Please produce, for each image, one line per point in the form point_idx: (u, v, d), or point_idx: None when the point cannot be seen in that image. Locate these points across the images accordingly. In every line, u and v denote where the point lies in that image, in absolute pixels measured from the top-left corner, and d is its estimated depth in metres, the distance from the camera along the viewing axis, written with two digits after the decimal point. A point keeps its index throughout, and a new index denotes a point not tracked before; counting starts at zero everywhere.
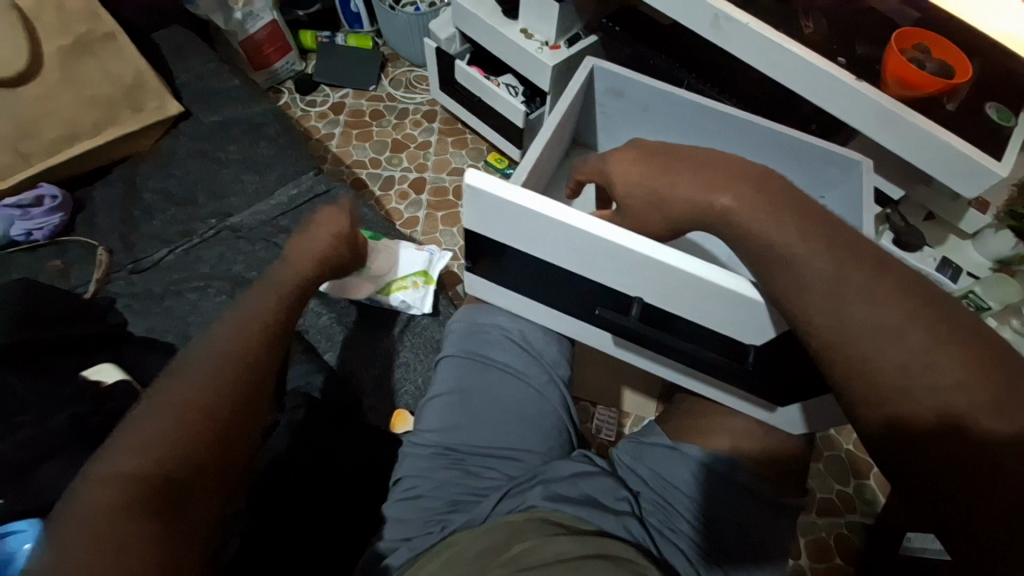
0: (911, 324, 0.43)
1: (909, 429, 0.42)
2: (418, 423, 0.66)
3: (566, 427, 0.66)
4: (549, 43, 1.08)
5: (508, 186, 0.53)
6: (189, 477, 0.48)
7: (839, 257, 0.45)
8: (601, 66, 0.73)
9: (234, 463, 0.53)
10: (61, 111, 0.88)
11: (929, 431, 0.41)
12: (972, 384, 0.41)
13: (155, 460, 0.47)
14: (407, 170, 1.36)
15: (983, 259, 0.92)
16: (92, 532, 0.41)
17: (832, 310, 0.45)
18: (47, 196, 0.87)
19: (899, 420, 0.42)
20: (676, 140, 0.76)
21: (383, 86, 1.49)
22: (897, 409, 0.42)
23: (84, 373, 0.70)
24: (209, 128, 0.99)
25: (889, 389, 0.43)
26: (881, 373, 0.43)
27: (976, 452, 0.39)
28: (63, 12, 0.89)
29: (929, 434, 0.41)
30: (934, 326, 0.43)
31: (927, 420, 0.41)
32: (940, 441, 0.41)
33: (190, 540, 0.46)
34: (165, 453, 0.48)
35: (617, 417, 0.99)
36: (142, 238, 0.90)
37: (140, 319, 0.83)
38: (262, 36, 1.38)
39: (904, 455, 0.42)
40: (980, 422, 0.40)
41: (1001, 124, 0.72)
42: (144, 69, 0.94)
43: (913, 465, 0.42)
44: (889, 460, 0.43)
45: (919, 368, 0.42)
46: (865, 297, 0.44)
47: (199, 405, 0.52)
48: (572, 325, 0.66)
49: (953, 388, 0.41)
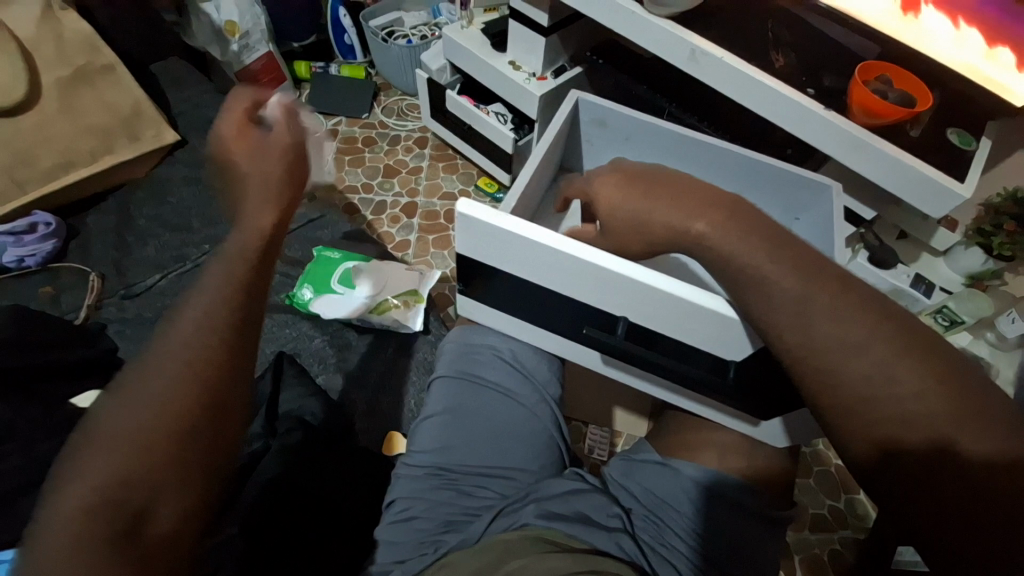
0: (880, 337, 0.45)
1: (887, 439, 0.44)
2: (411, 445, 0.66)
3: (557, 445, 0.67)
4: (537, 74, 1.13)
5: (496, 212, 0.56)
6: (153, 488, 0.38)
7: (810, 276, 0.48)
8: (585, 98, 0.76)
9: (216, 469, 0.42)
10: (59, 139, 0.90)
11: (907, 440, 0.43)
12: (940, 393, 0.43)
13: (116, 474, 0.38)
14: (399, 195, 1.39)
15: (956, 275, 0.95)
16: (54, 571, 0.34)
17: (806, 326, 0.47)
18: (41, 223, 0.88)
19: (877, 429, 0.44)
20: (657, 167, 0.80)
21: (376, 114, 1.54)
22: (870, 419, 0.45)
23: (73, 400, 0.70)
24: (205, 155, 1.01)
25: (866, 400, 0.45)
26: (856, 384, 0.45)
27: (949, 461, 0.41)
28: (64, 45, 0.92)
29: (898, 442, 0.43)
30: (900, 338, 0.45)
31: (902, 428, 0.43)
32: (916, 449, 0.43)
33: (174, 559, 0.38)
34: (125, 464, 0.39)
35: (609, 436, 0.99)
36: (136, 264, 0.90)
37: (131, 344, 0.83)
38: (257, 66, 1.42)
39: (883, 461, 0.44)
40: (942, 429, 0.42)
41: (962, 148, 0.77)
42: (142, 98, 0.97)
43: (893, 473, 0.43)
44: (869, 469, 0.45)
45: (889, 381, 0.44)
46: (836, 312, 0.46)
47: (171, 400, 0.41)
48: (560, 345, 0.68)
49: (923, 397, 0.43)
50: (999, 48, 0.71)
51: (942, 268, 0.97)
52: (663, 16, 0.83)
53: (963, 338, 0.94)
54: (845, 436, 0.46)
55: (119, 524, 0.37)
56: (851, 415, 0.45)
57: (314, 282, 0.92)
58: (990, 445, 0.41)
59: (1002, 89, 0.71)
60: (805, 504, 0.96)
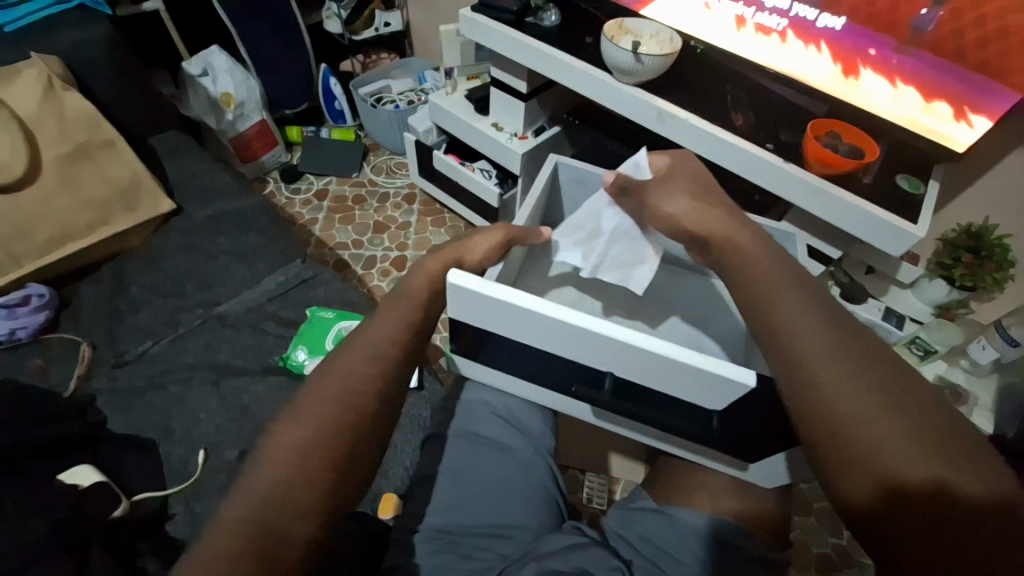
0: (862, 383, 0.45)
1: (885, 485, 0.41)
2: (411, 506, 0.66)
3: (555, 500, 0.67)
4: (518, 134, 1.22)
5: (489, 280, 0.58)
6: (283, 512, 0.46)
7: (799, 317, 0.50)
8: (563, 161, 0.80)
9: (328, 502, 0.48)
10: (58, 213, 0.92)
11: (894, 483, 0.41)
12: (927, 434, 0.42)
13: (244, 504, 0.45)
14: (388, 250, 1.43)
15: (926, 306, 0.99)
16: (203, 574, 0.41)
17: (791, 360, 0.48)
18: (34, 294, 0.88)
19: (875, 468, 0.42)
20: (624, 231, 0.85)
21: (365, 173, 1.61)
22: (879, 474, 0.41)
23: (60, 476, 0.68)
24: (200, 222, 1.04)
25: (856, 435, 0.43)
26: (844, 428, 0.44)
27: (955, 508, 0.39)
28: (66, 124, 0.96)
29: (912, 499, 0.40)
30: (884, 378, 0.45)
31: (894, 468, 0.41)
32: (913, 493, 0.40)
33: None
34: (250, 499, 0.46)
35: (607, 484, 1.01)
36: (127, 331, 0.90)
37: (120, 415, 0.81)
38: (251, 133, 1.50)
39: (897, 521, 0.40)
40: (956, 484, 0.40)
41: (912, 192, 0.84)
42: (140, 171, 1.01)
43: (900, 523, 0.40)
44: (872, 526, 0.41)
45: (890, 432, 0.42)
46: (816, 360, 0.47)
47: (289, 444, 0.49)
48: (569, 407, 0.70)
49: (920, 442, 0.41)
50: (936, 102, 0.79)
51: (912, 299, 1.00)
52: (632, 83, 0.95)
53: (939, 367, 1.00)
54: (839, 475, 0.43)
55: (257, 538, 0.43)
56: (850, 463, 0.43)
57: (308, 343, 0.87)
58: (979, 497, 0.39)
59: (944, 138, 0.79)
60: (808, 544, 0.95)
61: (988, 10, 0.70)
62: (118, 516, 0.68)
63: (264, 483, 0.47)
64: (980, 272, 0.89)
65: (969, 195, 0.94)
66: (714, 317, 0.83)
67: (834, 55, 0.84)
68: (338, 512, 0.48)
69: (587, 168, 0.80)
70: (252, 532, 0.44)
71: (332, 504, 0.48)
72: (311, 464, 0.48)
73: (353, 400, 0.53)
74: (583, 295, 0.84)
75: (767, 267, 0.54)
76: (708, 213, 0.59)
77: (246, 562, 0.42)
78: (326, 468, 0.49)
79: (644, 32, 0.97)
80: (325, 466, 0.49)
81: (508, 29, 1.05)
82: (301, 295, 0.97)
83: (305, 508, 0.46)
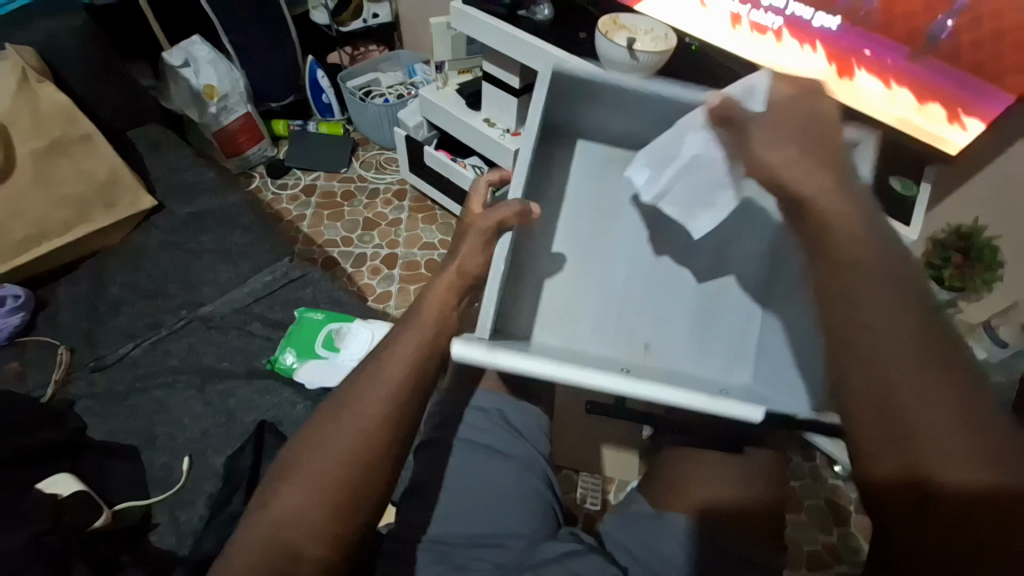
0: (904, 359, 0.43)
1: (897, 464, 0.41)
2: (405, 516, 0.64)
3: (551, 505, 0.67)
4: (511, 130, 1.20)
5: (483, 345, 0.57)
6: (300, 541, 0.47)
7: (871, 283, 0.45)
8: (562, 68, 0.67)
9: (343, 525, 0.48)
10: (32, 211, 0.89)
11: (888, 468, 0.41)
12: (955, 422, 0.41)
13: (261, 535, 0.47)
14: (379, 247, 1.41)
15: None
16: None
17: (841, 334, 0.46)
18: (9, 296, 0.85)
19: (893, 444, 0.41)
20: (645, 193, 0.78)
21: (354, 168, 1.58)
22: (892, 452, 0.41)
23: (38, 486, 0.66)
24: (183, 219, 1.01)
25: (884, 412, 0.42)
26: (872, 401, 0.43)
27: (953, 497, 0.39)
28: (40, 118, 0.92)
29: (917, 481, 0.40)
30: (931, 360, 0.42)
31: (902, 455, 0.41)
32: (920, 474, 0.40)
33: None
34: (268, 529, 0.47)
35: (601, 483, 1.00)
36: (107, 334, 0.87)
37: (100, 421, 0.78)
38: (236, 126, 1.46)
39: (898, 496, 0.41)
40: (966, 477, 0.39)
41: (904, 194, 0.84)
42: (120, 167, 0.97)
43: (899, 499, 0.41)
44: (874, 494, 0.42)
45: (918, 414, 0.41)
46: (866, 329, 0.44)
47: (300, 472, 0.50)
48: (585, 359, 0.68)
49: (944, 429, 0.40)
50: (930, 104, 0.78)
51: None
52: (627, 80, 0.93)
53: None
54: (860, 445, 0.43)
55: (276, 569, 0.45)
56: (871, 434, 0.42)
57: (297, 345, 0.85)
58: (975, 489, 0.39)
59: (939, 139, 0.78)
60: (798, 541, 0.96)
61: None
62: (99, 526, 0.66)
63: None
64: (970, 272, 0.89)
65: (959, 195, 0.95)
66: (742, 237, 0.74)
67: (829, 55, 0.81)
68: (348, 534, 0.48)
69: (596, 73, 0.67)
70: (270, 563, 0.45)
71: (333, 525, 0.48)
72: (322, 491, 0.49)
73: (350, 418, 0.52)
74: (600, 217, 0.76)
75: (846, 217, 0.50)
76: (799, 158, 0.53)
77: None
78: (335, 493, 0.49)
79: (638, 28, 0.94)
80: (322, 491, 0.48)
81: (499, 24, 1.03)
82: (289, 296, 0.94)
83: (298, 535, 0.47)
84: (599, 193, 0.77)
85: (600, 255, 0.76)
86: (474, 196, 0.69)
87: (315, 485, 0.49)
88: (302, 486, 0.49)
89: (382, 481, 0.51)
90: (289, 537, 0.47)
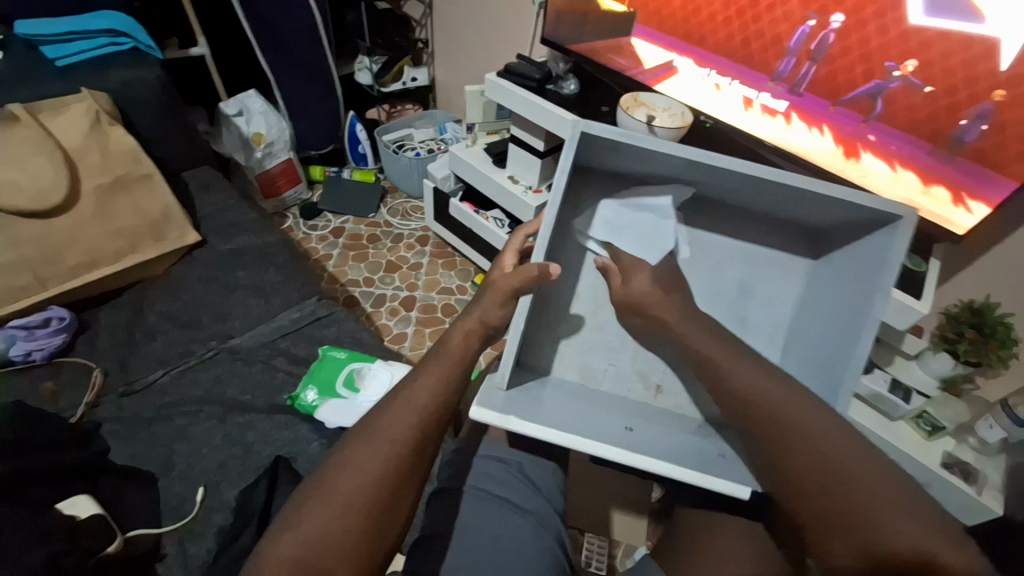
0: (832, 454, 0.49)
1: (880, 553, 0.45)
2: (411, 565, 0.64)
3: (563, 565, 0.66)
4: (533, 187, 1.28)
5: (503, 411, 0.60)
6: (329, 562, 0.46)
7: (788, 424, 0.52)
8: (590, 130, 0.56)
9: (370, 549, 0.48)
10: (89, 240, 0.96)
11: (899, 550, 0.44)
12: (895, 500, 0.47)
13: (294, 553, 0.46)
14: (399, 289, 1.46)
15: (931, 379, 0.96)
16: None
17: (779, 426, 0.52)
18: (55, 318, 0.90)
19: (866, 537, 0.46)
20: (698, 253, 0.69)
21: (382, 214, 1.67)
22: (868, 542, 0.46)
23: (58, 506, 0.67)
24: (222, 255, 1.07)
25: (845, 508, 0.47)
26: (830, 498, 0.48)
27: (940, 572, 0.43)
28: (109, 156, 1.02)
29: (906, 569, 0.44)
30: (864, 456, 0.49)
31: (899, 536, 0.45)
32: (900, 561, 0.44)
33: None
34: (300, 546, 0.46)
35: (607, 546, 0.97)
36: (140, 360, 0.90)
37: (123, 446, 0.80)
38: (277, 170, 1.57)
39: None
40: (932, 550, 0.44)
41: (915, 270, 0.87)
42: (173, 204, 1.05)
43: None
44: None
45: (870, 501, 0.47)
46: (793, 436, 0.51)
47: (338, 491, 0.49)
48: (594, 417, 0.63)
49: (892, 511, 0.46)
50: (934, 186, 0.82)
51: (915, 371, 0.98)
52: None
53: (948, 443, 0.99)
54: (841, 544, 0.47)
55: None
56: (842, 530, 0.47)
57: (318, 382, 0.87)
58: (969, 560, 0.43)
59: (945, 220, 0.83)
60: None
61: (987, 106, 0.72)
62: (111, 553, 0.66)
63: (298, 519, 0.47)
64: (985, 349, 0.89)
65: (969, 272, 0.97)
66: (771, 283, 0.68)
67: (836, 138, 0.90)
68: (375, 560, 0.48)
69: (628, 134, 0.56)
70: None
71: (357, 559, 0.47)
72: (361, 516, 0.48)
73: (383, 449, 0.52)
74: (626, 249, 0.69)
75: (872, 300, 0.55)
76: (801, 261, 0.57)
77: None
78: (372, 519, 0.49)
79: (658, 105, 1.02)
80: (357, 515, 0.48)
81: (530, 94, 1.13)
82: (314, 333, 0.98)
83: (326, 555, 0.46)
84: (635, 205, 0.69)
85: None
86: (506, 253, 0.70)
87: (345, 510, 0.48)
88: (337, 505, 0.48)
89: (401, 518, 0.51)
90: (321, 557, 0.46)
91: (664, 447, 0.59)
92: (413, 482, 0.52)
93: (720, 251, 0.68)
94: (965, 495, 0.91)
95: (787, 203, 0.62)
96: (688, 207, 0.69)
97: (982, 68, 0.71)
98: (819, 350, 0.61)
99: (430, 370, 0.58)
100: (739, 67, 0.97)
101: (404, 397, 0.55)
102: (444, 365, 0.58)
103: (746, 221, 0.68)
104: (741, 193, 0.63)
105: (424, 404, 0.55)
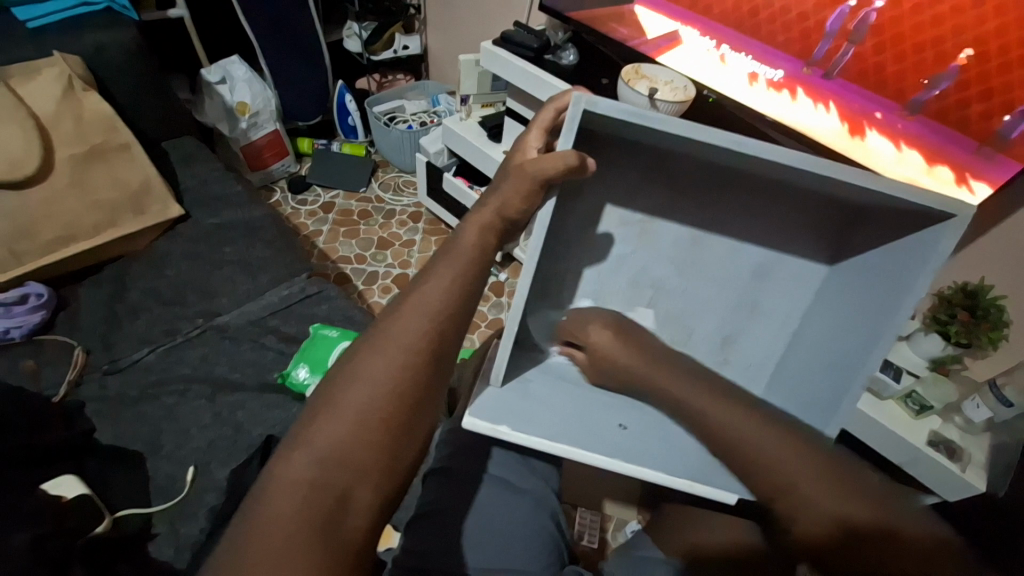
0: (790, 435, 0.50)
1: (847, 517, 0.45)
2: (404, 543, 0.63)
3: (558, 543, 0.67)
4: None
5: (490, 420, 0.57)
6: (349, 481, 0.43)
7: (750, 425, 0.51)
8: (593, 103, 0.47)
9: (396, 464, 0.45)
10: (64, 213, 0.91)
11: (862, 519, 0.45)
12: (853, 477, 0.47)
13: (312, 466, 0.42)
14: (391, 266, 1.43)
15: (921, 359, 0.97)
16: (273, 536, 0.38)
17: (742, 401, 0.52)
18: (32, 294, 0.87)
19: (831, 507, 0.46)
20: (717, 238, 0.64)
21: (372, 189, 1.62)
22: (835, 510, 0.46)
23: (42, 486, 0.65)
24: (207, 229, 1.04)
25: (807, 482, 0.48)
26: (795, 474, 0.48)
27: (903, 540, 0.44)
28: (83, 123, 0.96)
29: (870, 535, 0.44)
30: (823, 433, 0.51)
31: (859, 503, 0.46)
32: (861, 527, 0.45)
33: (356, 553, 0.41)
34: (318, 462, 0.42)
35: (599, 521, 0.99)
36: (124, 338, 0.88)
37: (109, 425, 0.78)
38: (262, 142, 1.51)
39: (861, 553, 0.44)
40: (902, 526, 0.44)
41: None
42: (153, 176, 1.00)
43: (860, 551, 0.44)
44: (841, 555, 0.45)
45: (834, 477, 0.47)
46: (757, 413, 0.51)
47: (364, 406, 0.45)
48: (584, 416, 0.61)
49: (853, 485, 0.47)
50: (937, 166, 0.79)
51: (906, 351, 0.98)
52: None
53: (934, 421, 0.99)
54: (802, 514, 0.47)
55: (328, 503, 0.41)
56: (807, 501, 0.47)
57: (310, 360, 0.85)
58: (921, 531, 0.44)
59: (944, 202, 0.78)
60: None
61: (1017, 96, 0.69)
62: (100, 533, 0.66)
63: (318, 442, 0.43)
64: (975, 330, 0.89)
65: (967, 255, 0.96)
66: (791, 272, 0.65)
67: (841, 115, 0.87)
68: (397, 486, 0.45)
69: (640, 112, 0.48)
70: (321, 497, 0.41)
71: (380, 477, 0.44)
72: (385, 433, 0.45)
73: (323, 457, 0.43)
74: (634, 229, 0.65)
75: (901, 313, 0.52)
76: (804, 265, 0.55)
77: (295, 526, 0.39)
78: (395, 442, 0.45)
79: (660, 78, 0.98)
80: (382, 430, 0.45)
81: (528, 64, 1.08)
82: (304, 311, 0.96)
83: (344, 474, 0.43)
84: (639, 194, 0.63)
85: (627, 273, 0.67)
86: (533, 131, 0.58)
87: (363, 422, 0.45)
88: (355, 421, 0.45)
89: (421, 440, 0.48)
90: (340, 474, 0.43)
91: (659, 451, 0.58)
92: (364, 487, 0.43)
93: (738, 237, 0.64)
94: (945, 469, 0.92)
95: (826, 187, 0.54)
96: (714, 184, 0.61)
97: (994, 45, 0.68)
98: (820, 366, 0.60)
99: (443, 276, 0.53)
100: (748, 41, 0.95)
101: (343, 395, 0.46)
102: (401, 355, 0.48)
103: (770, 201, 0.61)
104: (769, 173, 0.56)
105: (371, 398, 0.46)
